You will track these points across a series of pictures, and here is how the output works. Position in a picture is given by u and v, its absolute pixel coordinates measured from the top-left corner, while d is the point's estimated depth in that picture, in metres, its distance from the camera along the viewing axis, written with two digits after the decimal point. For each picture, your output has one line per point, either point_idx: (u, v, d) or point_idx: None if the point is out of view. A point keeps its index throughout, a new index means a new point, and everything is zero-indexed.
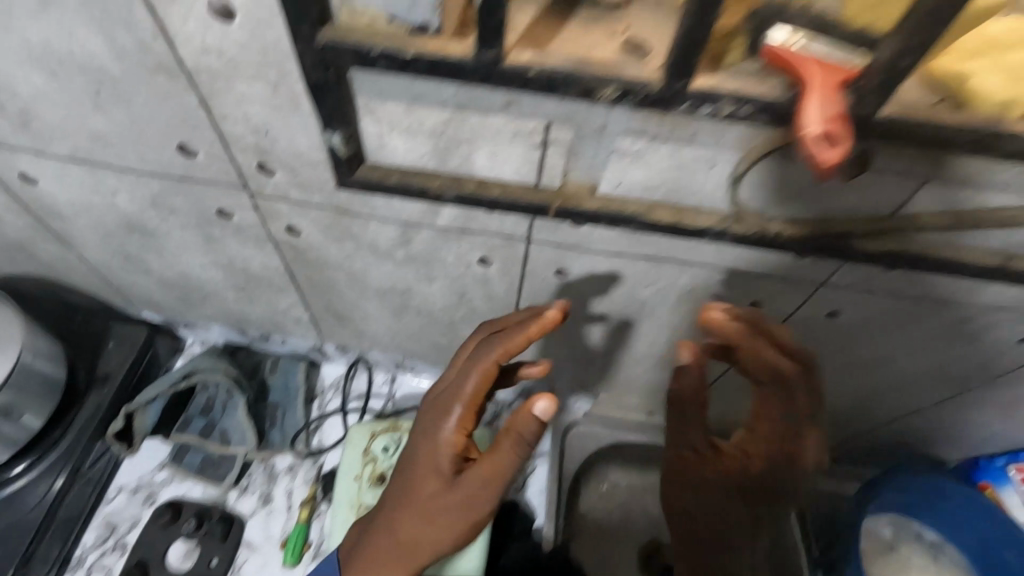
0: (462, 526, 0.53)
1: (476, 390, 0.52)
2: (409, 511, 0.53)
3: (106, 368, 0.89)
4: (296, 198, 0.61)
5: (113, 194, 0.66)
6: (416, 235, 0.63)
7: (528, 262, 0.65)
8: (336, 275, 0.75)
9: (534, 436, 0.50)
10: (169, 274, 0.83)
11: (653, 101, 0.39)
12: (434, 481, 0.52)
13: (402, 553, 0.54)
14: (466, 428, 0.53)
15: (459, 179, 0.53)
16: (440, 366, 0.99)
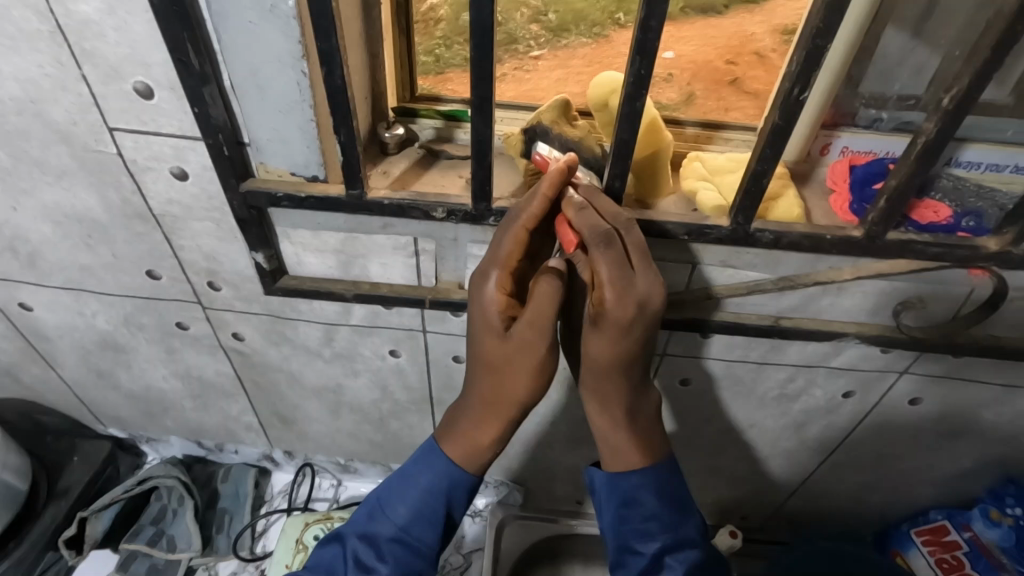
0: (526, 376, 0.58)
1: (513, 247, 0.55)
2: (489, 377, 0.60)
3: (67, 481, 0.98)
4: (239, 308, 0.77)
5: (93, 316, 0.81)
6: (337, 333, 0.78)
7: (430, 351, 0.80)
8: (277, 376, 0.88)
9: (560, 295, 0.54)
10: (136, 387, 0.95)
11: (469, 217, 0.58)
12: (493, 338, 0.58)
13: (491, 398, 0.61)
14: (506, 288, 0.57)
15: (359, 284, 0.69)
16: (380, 465, 1.08)
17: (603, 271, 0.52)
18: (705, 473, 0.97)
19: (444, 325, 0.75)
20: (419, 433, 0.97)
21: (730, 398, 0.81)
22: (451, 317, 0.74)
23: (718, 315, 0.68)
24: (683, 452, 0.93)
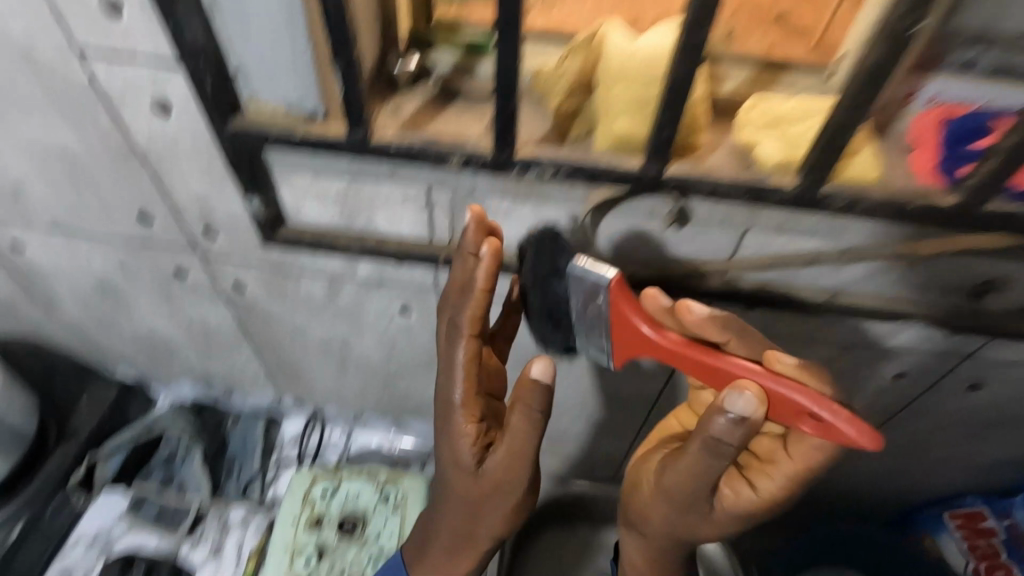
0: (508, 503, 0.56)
1: (466, 356, 0.51)
2: (468, 517, 0.59)
3: (75, 423, 0.98)
4: (237, 259, 0.71)
5: (88, 261, 0.77)
6: (342, 289, 0.72)
7: (442, 312, 0.74)
8: (282, 330, 0.84)
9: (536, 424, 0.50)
10: (139, 333, 0.92)
11: (490, 165, 0.51)
12: (465, 474, 0.55)
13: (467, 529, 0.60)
14: (476, 415, 0.53)
15: (365, 237, 0.63)
16: (391, 419, 1.05)
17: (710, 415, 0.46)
18: None
19: None
20: (430, 392, 0.93)
21: None
22: (466, 278, 0.67)
23: (765, 284, 0.61)
24: None
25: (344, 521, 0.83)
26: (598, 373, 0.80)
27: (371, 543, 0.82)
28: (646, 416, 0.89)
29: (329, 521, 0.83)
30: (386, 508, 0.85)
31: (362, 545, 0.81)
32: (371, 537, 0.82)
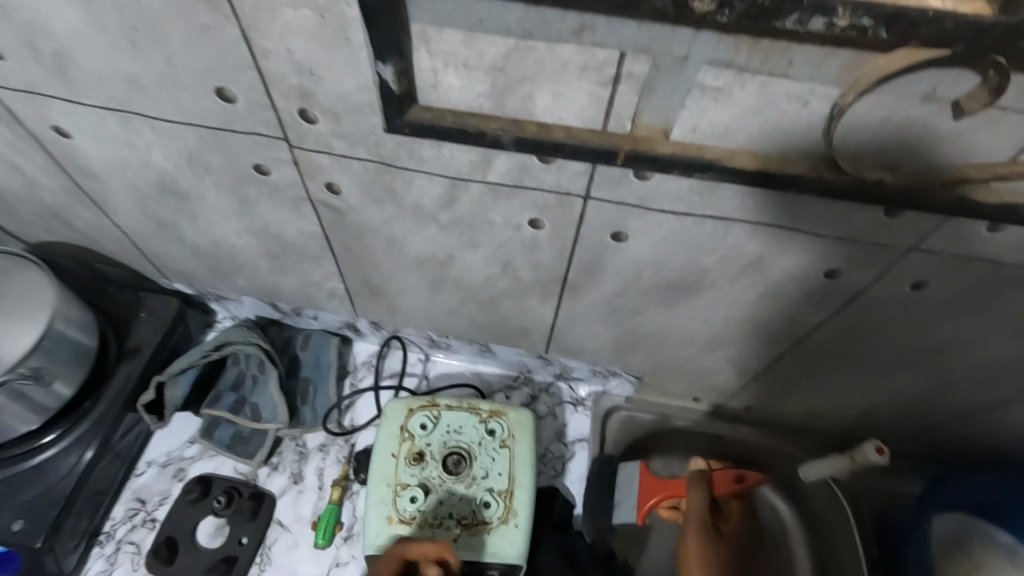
0: None
1: None
2: None
3: (137, 339, 0.87)
4: (338, 150, 0.57)
5: (148, 150, 0.63)
6: (464, 192, 0.59)
7: (583, 225, 0.61)
8: (374, 242, 0.71)
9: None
10: (202, 241, 0.80)
11: (754, 13, 0.35)
12: None
13: None
14: None
15: (518, 122, 0.48)
16: (477, 345, 0.95)
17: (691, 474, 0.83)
18: (869, 385, 0.82)
19: (616, 191, 0.55)
20: (533, 318, 0.82)
21: (965, 309, 0.62)
22: (633, 179, 0.53)
23: None
24: (856, 363, 0.77)
25: (448, 457, 0.75)
26: (748, 302, 0.68)
27: (480, 480, 0.74)
28: (784, 353, 0.78)
29: (432, 457, 0.75)
30: (493, 442, 0.76)
31: (469, 483, 0.73)
32: (479, 475, 0.74)
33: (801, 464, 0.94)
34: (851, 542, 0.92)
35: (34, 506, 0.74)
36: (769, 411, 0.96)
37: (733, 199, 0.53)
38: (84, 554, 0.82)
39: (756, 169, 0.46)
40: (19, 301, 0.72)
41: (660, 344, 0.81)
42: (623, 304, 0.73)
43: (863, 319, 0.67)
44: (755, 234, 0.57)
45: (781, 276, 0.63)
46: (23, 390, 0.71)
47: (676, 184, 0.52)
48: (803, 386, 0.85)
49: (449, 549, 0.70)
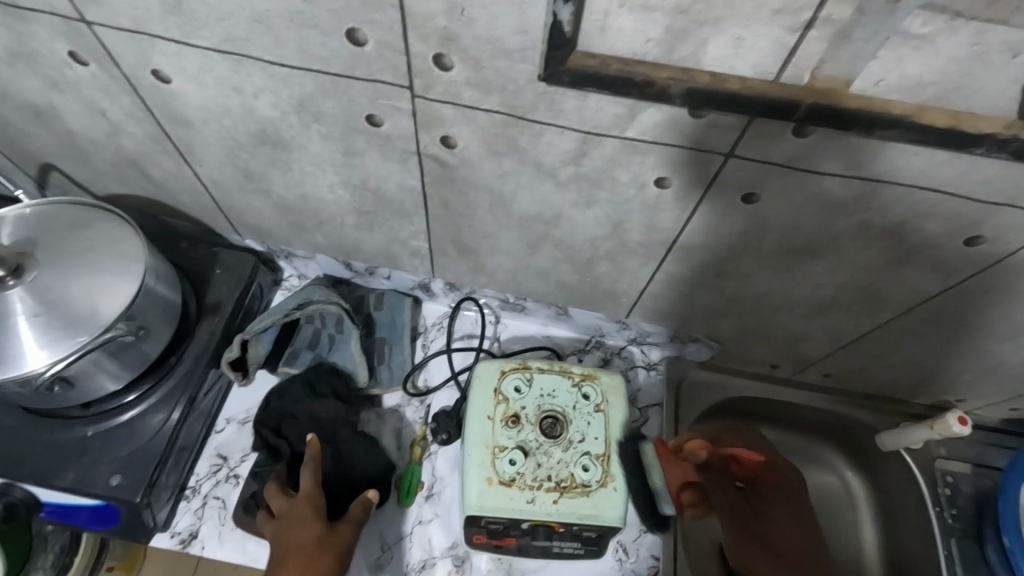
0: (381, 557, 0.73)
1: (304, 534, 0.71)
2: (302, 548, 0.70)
3: (215, 296, 0.86)
4: (467, 100, 0.54)
5: (254, 96, 0.59)
6: (596, 146, 0.56)
7: (715, 184, 0.58)
8: (479, 199, 0.69)
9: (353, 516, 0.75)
10: (288, 196, 0.77)
11: None
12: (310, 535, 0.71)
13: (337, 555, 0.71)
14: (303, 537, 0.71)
15: (687, 71, 0.45)
16: (554, 308, 0.94)
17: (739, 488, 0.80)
18: (968, 354, 0.80)
19: (764, 149, 0.52)
20: (627, 280, 0.80)
21: None
22: (790, 135, 0.50)
23: None
24: (961, 333, 0.75)
25: (544, 420, 0.74)
26: (866, 268, 0.66)
27: (577, 444, 0.73)
28: (885, 322, 0.76)
29: (527, 420, 0.74)
30: (588, 406, 0.76)
31: (566, 446, 0.73)
32: (576, 438, 0.73)
33: (879, 434, 0.95)
34: (924, 512, 0.93)
35: (130, 461, 0.74)
36: (849, 380, 0.95)
37: (893, 161, 0.50)
38: (174, 508, 0.82)
39: (945, 125, 0.44)
40: (111, 256, 0.70)
41: (755, 308, 0.80)
42: (731, 267, 0.71)
43: (988, 287, 0.65)
44: (903, 199, 0.54)
45: (913, 242, 0.60)
46: (120, 347, 0.70)
47: (836, 143, 0.49)
48: (894, 356, 0.84)
49: (551, 511, 0.70)
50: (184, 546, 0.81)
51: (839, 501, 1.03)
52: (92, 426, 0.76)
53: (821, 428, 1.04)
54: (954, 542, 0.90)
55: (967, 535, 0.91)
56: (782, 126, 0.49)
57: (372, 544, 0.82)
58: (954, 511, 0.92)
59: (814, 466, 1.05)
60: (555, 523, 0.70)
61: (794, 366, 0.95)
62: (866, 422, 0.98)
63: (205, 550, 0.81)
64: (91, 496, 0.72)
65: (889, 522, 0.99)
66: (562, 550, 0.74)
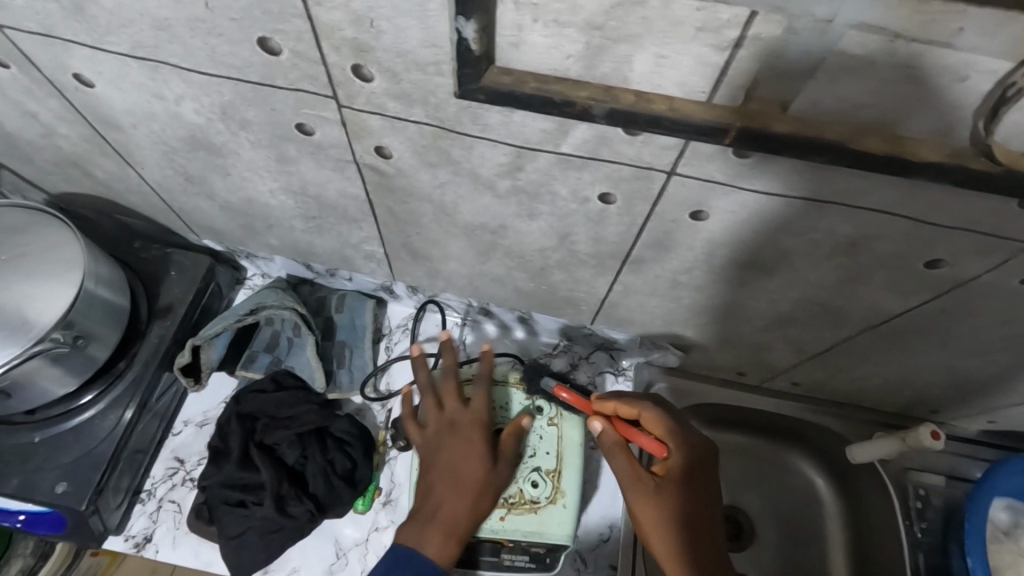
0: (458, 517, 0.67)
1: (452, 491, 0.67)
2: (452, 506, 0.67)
3: (168, 298, 0.84)
4: (392, 111, 0.51)
5: (178, 102, 0.56)
6: (531, 161, 0.53)
7: (660, 201, 0.55)
8: (422, 207, 0.66)
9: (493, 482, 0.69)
10: (234, 199, 0.74)
11: None
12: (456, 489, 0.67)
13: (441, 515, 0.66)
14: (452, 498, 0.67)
15: (610, 90, 0.42)
16: (518, 312, 0.91)
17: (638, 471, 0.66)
18: (939, 369, 0.77)
19: (706, 167, 0.49)
20: (585, 289, 0.77)
21: None
22: (729, 156, 0.47)
23: None
24: (931, 349, 0.72)
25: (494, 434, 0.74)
26: (827, 285, 0.63)
27: (527, 459, 0.73)
28: (850, 337, 0.73)
29: None
30: (541, 420, 0.75)
31: (516, 461, 0.72)
32: (525, 452, 0.73)
33: (849, 445, 0.92)
34: (894, 523, 0.91)
35: (77, 467, 0.74)
36: (820, 389, 0.92)
37: (841, 182, 0.47)
38: (128, 511, 0.82)
39: (886, 152, 0.40)
40: (48, 262, 0.68)
41: (717, 320, 0.77)
42: (687, 281, 0.68)
43: (953, 308, 0.62)
44: (856, 219, 0.51)
45: (870, 261, 0.57)
46: (60, 355, 0.69)
47: (777, 164, 0.46)
48: (864, 368, 0.81)
49: (497, 527, 0.69)
50: (137, 549, 0.81)
51: (809, 509, 1.02)
52: (40, 431, 0.75)
53: (793, 435, 1.02)
54: (921, 556, 0.88)
55: (935, 549, 0.89)
56: (719, 146, 0.46)
57: (326, 550, 0.81)
58: (923, 524, 0.90)
59: (784, 472, 1.04)
60: (502, 539, 0.70)
61: (764, 375, 0.93)
62: (838, 432, 0.96)
63: (158, 554, 0.80)
64: (37, 502, 0.72)
65: (858, 532, 0.97)
66: (512, 564, 0.73)
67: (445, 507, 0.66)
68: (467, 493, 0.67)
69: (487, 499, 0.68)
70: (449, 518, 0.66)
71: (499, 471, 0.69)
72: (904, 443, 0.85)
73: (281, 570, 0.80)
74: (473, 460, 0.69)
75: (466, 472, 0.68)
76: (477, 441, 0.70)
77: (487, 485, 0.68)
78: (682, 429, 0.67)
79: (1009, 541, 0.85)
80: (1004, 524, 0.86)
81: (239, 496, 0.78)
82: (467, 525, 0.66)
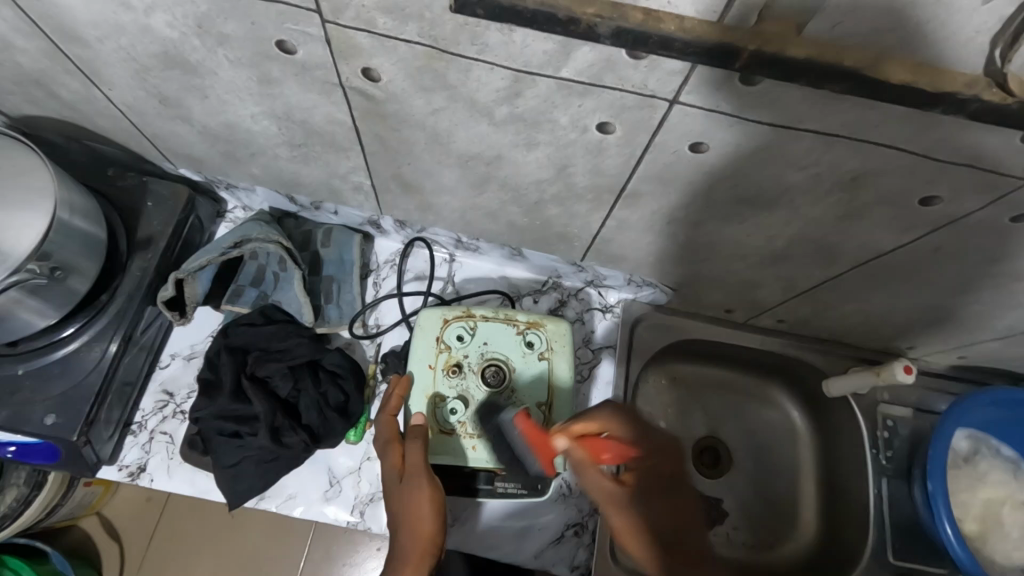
0: (417, 550, 0.67)
1: (399, 525, 0.69)
2: (400, 539, 0.68)
3: (148, 229, 0.81)
4: (382, 28, 0.48)
5: (147, 13, 0.52)
6: (530, 86, 0.50)
7: (660, 132, 0.53)
8: (413, 135, 0.63)
9: (423, 496, 0.68)
10: (212, 123, 0.71)
11: None
12: (398, 521, 0.69)
13: (396, 551, 0.68)
14: (400, 530, 0.69)
15: (618, 7, 0.39)
16: (508, 248, 0.91)
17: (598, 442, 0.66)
18: (920, 306, 0.79)
19: (710, 97, 0.47)
20: (579, 224, 0.76)
21: None
22: (736, 83, 0.45)
23: None
24: (913, 287, 0.73)
25: (486, 369, 0.74)
26: (821, 221, 0.63)
27: (518, 393, 0.74)
28: (837, 275, 0.75)
29: (469, 369, 0.74)
30: (532, 355, 0.75)
31: (509, 396, 0.73)
32: (518, 388, 0.74)
33: (825, 379, 0.96)
34: (860, 452, 0.96)
35: (66, 399, 0.73)
36: (802, 325, 0.95)
37: (845, 112, 0.46)
38: (120, 442, 0.82)
39: (899, 80, 0.39)
40: (18, 190, 0.65)
41: (709, 256, 0.77)
42: (682, 216, 0.68)
43: (943, 246, 0.63)
44: (857, 153, 0.51)
45: (868, 197, 0.57)
46: (38, 287, 0.66)
47: (785, 93, 0.45)
48: (845, 305, 0.83)
49: (490, 458, 0.72)
50: (132, 478, 0.82)
51: (785, 438, 1.07)
52: (24, 364, 0.74)
53: (773, 370, 1.06)
54: (885, 480, 0.94)
55: (898, 474, 0.95)
56: (727, 72, 0.44)
57: (319, 479, 0.83)
58: (889, 452, 0.95)
59: (763, 405, 1.08)
60: (496, 468, 0.73)
61: (748, 311, 0.95)
62: (816, 368, 0.99)
63: (153, 482, 0.81)
64: (27, 434, 0.71)
65: (830, 459, 1.02)
66: (505, 492, 0.77)
67: (395, 541, 0.69)
68: (403, 520, 0.69)
69: (419, 518, 0.68)
70: (401, 549, 0.68)
71: (418, 491, 0.68)
72: (876, 378, 0.88)
73: (276, 498, 0.82)
74: (392, 488, 0.70)
75: (393, 500, 0.70)
76: (393, 472, 0.70)
77: (418, 507, 0.68)
78: (645, 436, 0.65)
79: (967, 466, 0.91)
80: (963, 452, 0.92)
81: (232, 428, 0.79)
82: (417, 547, 0.67)
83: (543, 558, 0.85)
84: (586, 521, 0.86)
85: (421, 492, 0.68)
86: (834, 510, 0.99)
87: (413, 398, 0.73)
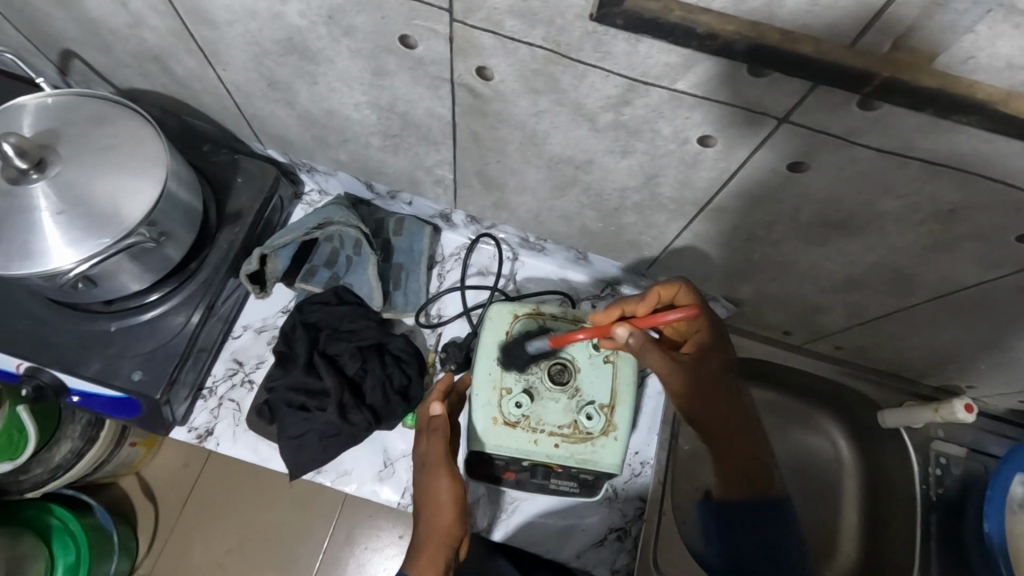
0: (435, 539, 0.68)
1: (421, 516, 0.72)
2: (421, 530, 0.71)
3: (236, 205, 0.85)
4: (509, 30, 0.50)
5: (283, 1, 0.55)
6: (642, 95, 0.52)
7: (761, 149, 0.54)
8: (509, 134, 0.65)
9: (441, 484, 0.70)
10: (313, 109, 0.74)
11: None
12: (421, 512, 0.72)
13: (417, 540, 0.70)
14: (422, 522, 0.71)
15: (755, 26, 0.41)
16: (574, 251, 0.92)
17: (701, 342, 0.71)
18: (992, 346, 0.78)
19: (823, 119, 0.48)
20: (653, 233, 0.78)
21: None
22: (853, 107, 0.46)
23: None
24: (988, 325, 0.73)
25: (553, 367, 0.75)
26: (905, 251, 0.63)
27: (582, 393, 0.75)
28: (909, 305, 0.74)
29: (537, 364, 0.76)
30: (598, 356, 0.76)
31: (573, 395, 0.75)
32: (584, 387, 0.75)
33: (880, 411, 0.95)
34: (910, 487, 0.95)
35: (151, 359, 0.77)
36: (862, 354, 0.94)
37: (956, 145, 0.47)
38: (191, 405, 0.86)
39: None
40: (134, 158, 0.69)
41: (780, 276, 0.78)
42: (762, 234, 0.69)
43: None
44: (961, 185, 0.51)
45: (962, 230, 0.57)
46: (142, 251, 0.70)
47: (901, 121, 0.46)
48: (912, 337, 0.83)
49: (552, 453, 0.74)
50: (200, 440, 0.86)
51: (830, 466, 1.06)
52: (113, 322, 0.78)
53: (823, 397, 1.06)
54: (934, 517, 0.92)
55: (949, 513, 0.92)
56: (846, 96, 0.45)
57: (375, 458, 0.86)
58: (939, 490, 0.93)
59: (810, 431, 1.07)
60: (554, 464, 0.75)
61: (808, 335, 0.94)
62: (871, 397, 0.98)
63: (220, 446, 0.85)
64: (115, 387, 0.75)
65: (875, 492, 1.01)
66: (559, 488, 0.79)
67: (417, 532, 0.71)
68: (425, 510, 0.71)
69: (438, 507, 0.70)
70: (421, 538, 0.70)
71: (437, 480, 0.71)
72: (936, 414, 0.87)
73: (333, 472, 0.85)
74: (419, 480, 0.74)
75: (418, 490, 0.73)
76: (419, 464, 0.74)
77: (437, 498, 0.70)
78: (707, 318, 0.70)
79: None
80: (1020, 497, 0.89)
81: (301, 401, 0.82)
82: (433, 536, 0.69)
83: (584, 559, 0.86)
84: (629, 527, 0.87)
85: (439, 481, 0.70)
86: (877, 543, 0.98)
87: (479, 389, 0.75)
